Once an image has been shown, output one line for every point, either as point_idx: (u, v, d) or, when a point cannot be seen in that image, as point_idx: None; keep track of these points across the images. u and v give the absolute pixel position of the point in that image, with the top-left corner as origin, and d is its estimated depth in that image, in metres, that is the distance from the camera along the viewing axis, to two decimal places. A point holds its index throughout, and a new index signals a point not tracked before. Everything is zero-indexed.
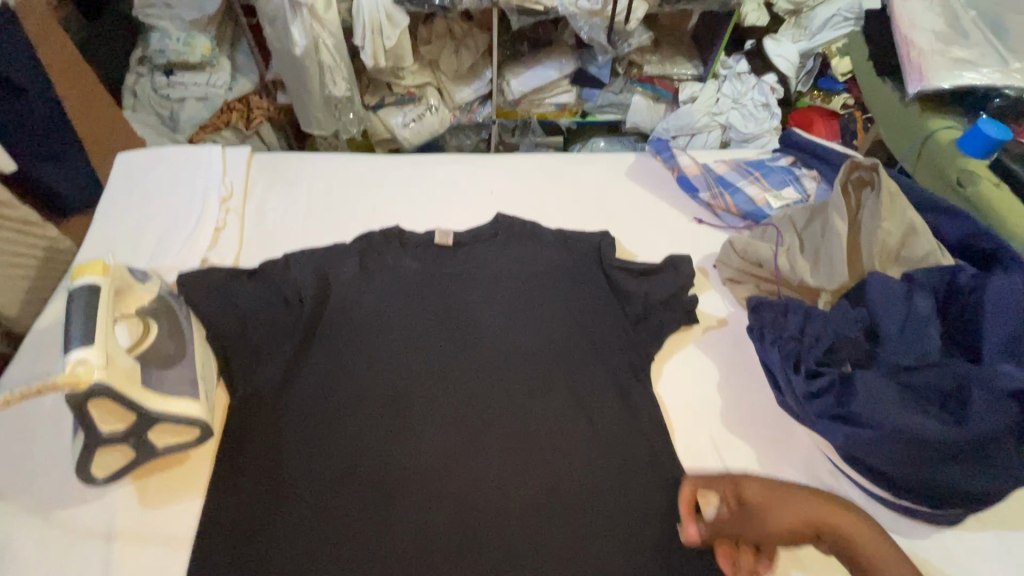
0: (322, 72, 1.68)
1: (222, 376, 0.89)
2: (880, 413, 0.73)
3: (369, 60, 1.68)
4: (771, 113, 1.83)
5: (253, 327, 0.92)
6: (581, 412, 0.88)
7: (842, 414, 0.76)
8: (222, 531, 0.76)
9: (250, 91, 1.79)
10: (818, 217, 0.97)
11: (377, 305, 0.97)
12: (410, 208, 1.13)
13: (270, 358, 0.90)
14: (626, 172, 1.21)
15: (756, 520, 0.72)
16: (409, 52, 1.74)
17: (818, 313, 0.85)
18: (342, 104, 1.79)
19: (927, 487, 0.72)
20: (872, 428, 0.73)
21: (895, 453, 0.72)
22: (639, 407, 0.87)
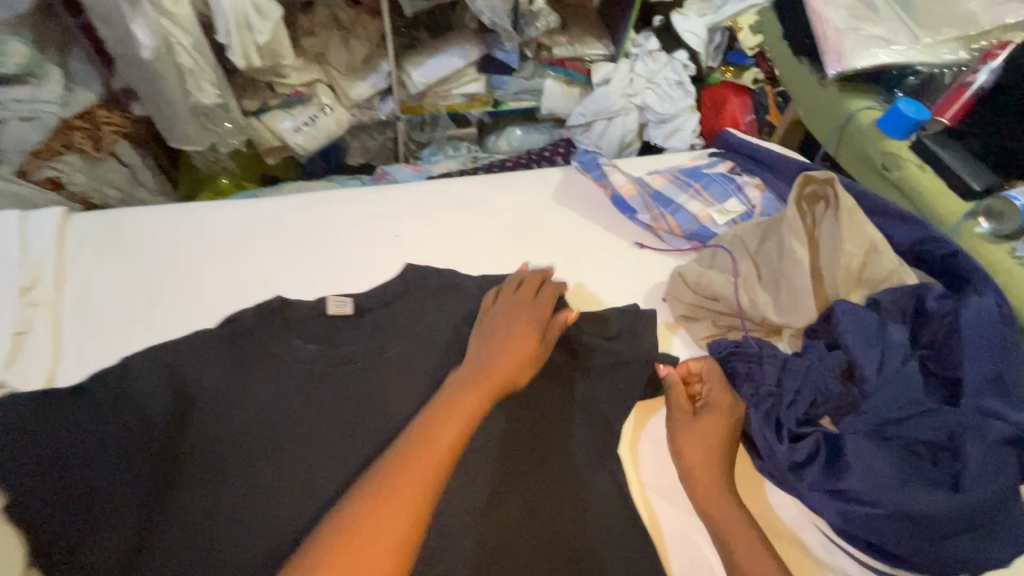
0: (182, 77, 1.30)
1: (37, 550, 0.62)
2: (878, 490, 0.64)
3: (239, 61, 1.36)
4: (686, 92, 1.72)
5: (80, 474, 0.66)
6: (537, 521, 0.69)
7: (835, 487, 0.67)
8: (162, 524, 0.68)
9: (95, 105, 1.31)
10: (773, 236, 0.85)
11: (262, 411, 0.75)
12: (293, 269, 0.90)
13: (115, 513, 0.65)
14: (552, 195, 1.04)
15: (704, 443, 0.73)
16: (287, 49, 1.43)
17: (796, 363, 0.75)
18: (217, 111, 1.42)
19: (932, 562, 0.64)
20: (872, 507, 0.64)
21: (896, 532, 0.64)
22: (602, 500, 0.71)
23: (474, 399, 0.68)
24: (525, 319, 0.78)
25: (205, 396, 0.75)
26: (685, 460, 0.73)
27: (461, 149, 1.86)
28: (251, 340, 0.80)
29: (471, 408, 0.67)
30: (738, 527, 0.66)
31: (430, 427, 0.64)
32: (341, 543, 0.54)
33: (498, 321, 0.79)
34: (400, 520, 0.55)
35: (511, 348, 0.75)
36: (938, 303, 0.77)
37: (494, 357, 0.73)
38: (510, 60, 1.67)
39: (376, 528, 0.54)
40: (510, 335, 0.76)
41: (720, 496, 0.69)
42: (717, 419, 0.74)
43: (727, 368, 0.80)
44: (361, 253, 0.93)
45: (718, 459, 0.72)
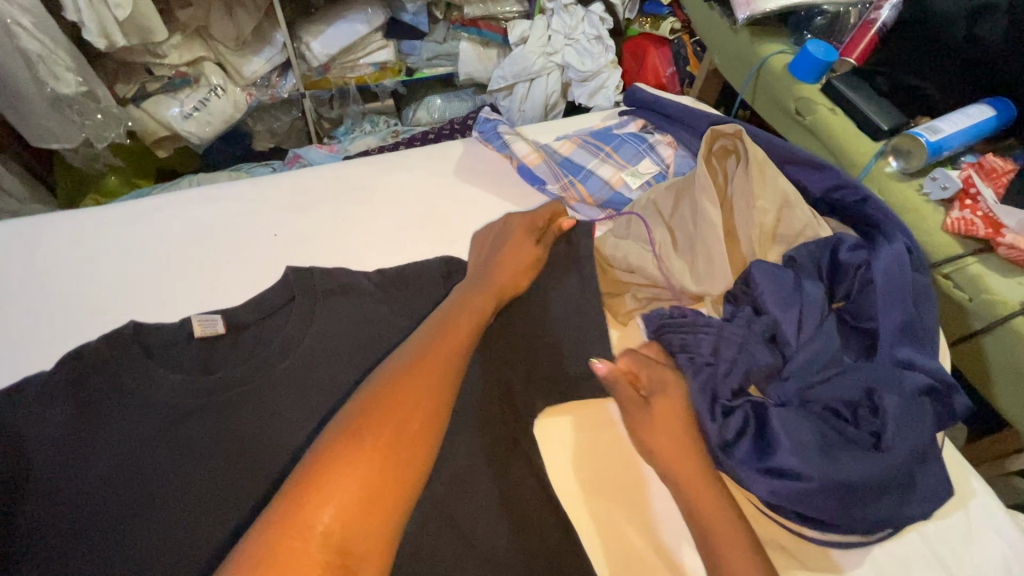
0: (29, 63, 1.09)
1: None
2: (806, 463, 0.61)
3: (99, 42, 1.15)
4: (606, 46, 1.59)
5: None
6: (451, 526, 0.62)
7: (764, 463, 0.63)
8: (50, 541, 0.60)
9: None
10: (685, 198, 0.82)
11: (114, 464, 0.64)
12: (151, 285, 0.78)
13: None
14: (455, 169, 0.95)
15: (668, 424, 0.66)
16: (159, 22, 1.22)
17: (732, 330, 0.70)
18: (82, 100, 1.20)
19: (863, 525, 0.62)
20: (804, 481, 0.61)
21: (821, 499, 0.61)
22: (518, 500, 0.65)
23: (481, 306, 0.70)
24: (516, 236, 0.80)
25: (41, 455, 0.63)
26: (651, 448, 0.66)
27: (379, 125, 1.70)
28: (105, 377, 0.67)
29: (478, 311, 0.69)
30: (706, 502, 0.60)
31: (445, 329, 0.65)
32: (376, 416, 0.54)
33: (487, 244, 0.81)
34: (429, 392, 0.57)
35: (508, 260, 0.77)
36: (850, 254, 0.74)
37: (495, 269, 0.76)
38: (418, 23, 1.53)
39: (411, 403, 0.56)
40: (504, 256, 0.78)
41: (698, 478, 0.62)
42: (670, 400, 0.67)
43: (663, 341, 0.74)
44: (241, 258, 0.82)
45: (682, 445, 0.65)
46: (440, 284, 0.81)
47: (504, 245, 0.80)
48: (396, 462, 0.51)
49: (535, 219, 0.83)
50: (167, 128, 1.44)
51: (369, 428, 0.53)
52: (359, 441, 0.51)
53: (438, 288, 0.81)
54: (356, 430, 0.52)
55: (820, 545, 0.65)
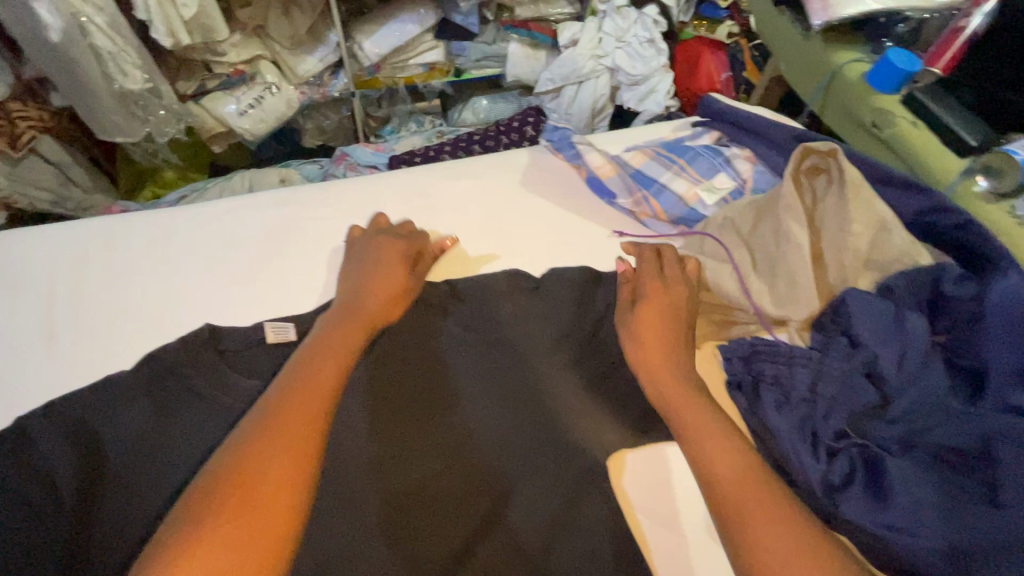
0: (100, 59, 1.11)
1: None
2: (919, 520, 0.55)
3: (165, 40, 1.18)
4: (658, 50, 1.55)
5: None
6: (518, 550, 0.63)
7: (880, 517, 0.56)
8: (121, 547, 0.59)
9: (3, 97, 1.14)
10: (767, 219, 0.77)
11: (182, 476, 0.62)
12: (228, 294, 0.77)
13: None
14: (522, 178, 0.93)
15: (659, 322, 0.68)
16: (222, 21, 1.24)
17: (832, 364, 0.66)
18: (147, 96, 1.23)
19: None
20: (924, 538, 0.54)
21: (939, 564, 0.53)
22: (581, 535, 0.63)
23: (353, 340, 0.67)
24: (387, 252, 0.78)
25: (118, 459, 0.63)
26: (639, 341, 0.67)
27: (425, 125, 1.69)
28: (178, 377, 0.68)
29: (345, 349, 0.65)
30: (700, 423, 0.55)
31: (309, 369, 0.61)
32: (229, 486, 0.49)
33: (360, 257, 0.78)
34: (286, 448, 0.52)
35: (379, 285, 0.74)
36: (956, 285, 0.68)
37: (365, 294, 0.73)
38: (467, 24, 1.51)
39: (265, 461, 0.50)
40: (374, 280, 0.75)
41: (681, 379, 0.61)
42: (657, 298, 0.70)
43: (752, 369, 0.70)
44: (308, 267, 0.81)
45: (671, 343, 0.66)
46: (501, 295, 0.79)
47: (376, 266, 0.76)
48: (265, 512, 0.48)
49: (418, 245, 0.81)
50: (222, 123, 1.46)
51: (214, 496, 0.48)
52: (216, 502, 0.48)
53: (500, 299, 0.79)
54: (209, 497, 0.48)
55: None
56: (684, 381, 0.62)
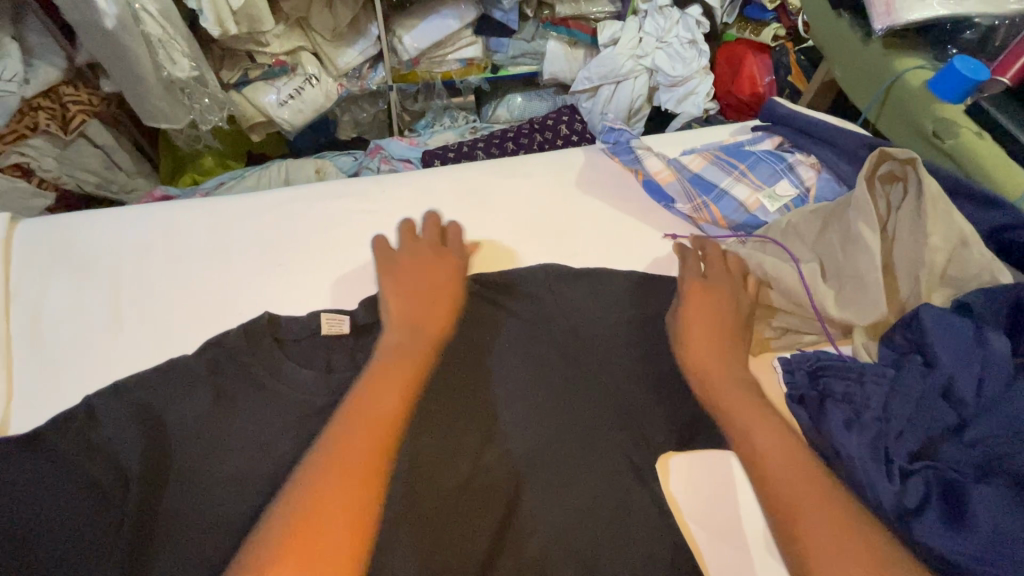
0: (151, 47, 1.13)
1: None
2: (1010, 555, 0.50)
3: (213, 29, 1.19)
4: (697, 51, 1.52)
5: (49, 529, 0.57)
6: (573, 555, 0.61)
7: (965, 548, 0.52)
8: (180, 535, 0.60)
9: (58, 82, 1.16)
10: (836, 225, 0.75)
11: (244, 468, 0.63)
12: (287, 283, 0.78)
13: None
14: (577, 180, 0.91)
15: (702, 318, 0.72)
16: (268, 12, 1.25)
17: (908, 383, 0.63)
18: (194, 85, 1.24)
19: None
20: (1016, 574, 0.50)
21: None
22: (637, 545, 0.62)
23: (413, 361, 0.65)
24: (436, 271, 0.76)
25: (180, 446, 0.63)
26: (687, 342, 0.71)
27: (459, 120, 1.71)
28: (238, 366, 0.68)
29: (408, 373, 0.63)
30: (764, 431, 0.59)
31: (362, 394, 0.60)
32: (292, 537, 0.48)
33: (401, 271, 0.75)
34: (351, 494, 0.51)
35: (429, 305, 0.72)
36: None
37: (419, 296, 0.72)
38: (508, 20, 1.49)
39: (326, 515, 0.50)
40: (425, 297, 0.72)
41: (736, 386, 0.66)
42: (700, 296, 0.74)
43: (818, 383, 0.68)
44: (362, 259, 0.81)
45: (716, 341, 0.71)
46: (548, 297, 0.78)
47: (425, 284, 0.74)
48: (334, 554, 0.48)
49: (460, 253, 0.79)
50: (264, 114, 1.48)
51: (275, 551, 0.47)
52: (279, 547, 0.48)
53: (548, 301, 0.78)
54: (271, 548, 0.48)
55: None
56: (737, 379, 0.67)
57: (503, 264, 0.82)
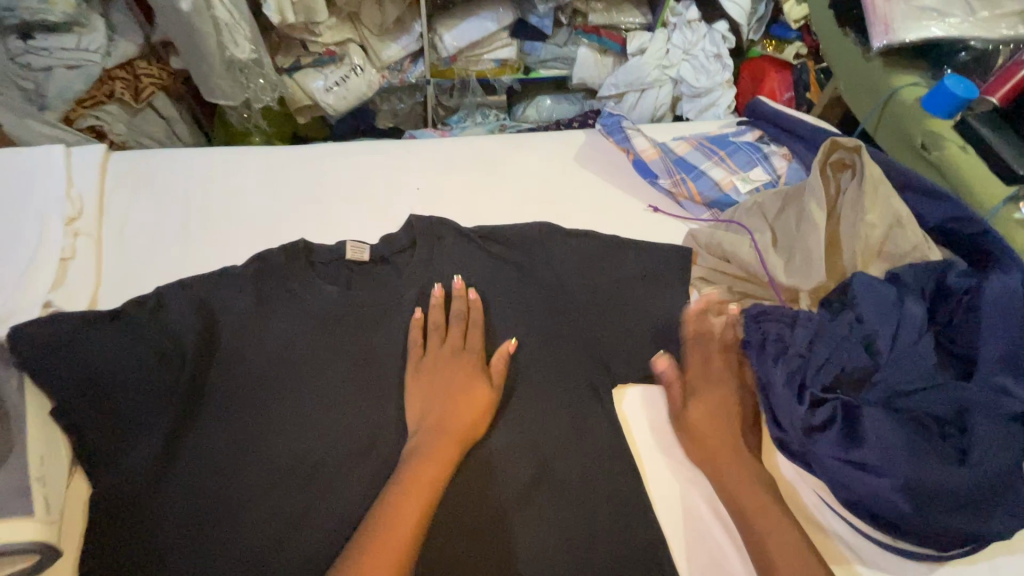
0: (220, 30, 1.31)
1: (82, 453, 0.69)
2: (889, 460, 0.64)
3: (274, 17, 1.36)
4: (721, 66, 1.63)
5: (113, 392, 0.71)
6: (532, 450, 0.74)
7: (849, 455, 0.66)
8: (222, 399, 0.75)
9: (135, 55, 1.33)
10: (793, 205, 0.85)
11: (275, 357, 0.78)
12: (317, 213, 0.93)
13: (139, 432, 0.71)
14: (576, 156, 1.04)
15: (710, 410, 0.76)
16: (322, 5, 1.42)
17: (829, 329, 0.73)
18: (250, 66, 1.42)
19: (936, 534, 0.64)
20: (886, 478, 0.64)
21: (899, 500, 0.63)
22: (581, 445, 0.75)
23: (401, 537, 0.62)
24: (462, 375, 0.77)
25: (229, 330, 0.79)
26: (695, 430, 0.75)
27: (489, 117, 1.83)
28: (277, 278, 0.83)
29: (431, 480, 0.68)
30: (775, 525, 0.66)
31: (382, 529, 0.63)
32: None
33: (427, 382, 0.77)
34: None
35: (457, 415, 0.74)
36: (959, 280, 0.74)
37: (451, 377, 0.77)
38: (542, 26, 1.64)
39: None
40: (455, 406, 0.74)
41: (750, 483, 0.70)
42: (715, 393, 0.77)
43: (759, 330, 0.77)
44: (385, 203, 0.96)
45: (729, 436, 0.74)
46: (542, 248, 0.89)
47: (447, 390, 0.76)
48: None
49: (473, 314, 0.82)
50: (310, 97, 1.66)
51: None
52: None
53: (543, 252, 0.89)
54: None
55: (874, 544, 0.69)
56: (747, 473, 0.71)
57: (505, 220, 0.95)
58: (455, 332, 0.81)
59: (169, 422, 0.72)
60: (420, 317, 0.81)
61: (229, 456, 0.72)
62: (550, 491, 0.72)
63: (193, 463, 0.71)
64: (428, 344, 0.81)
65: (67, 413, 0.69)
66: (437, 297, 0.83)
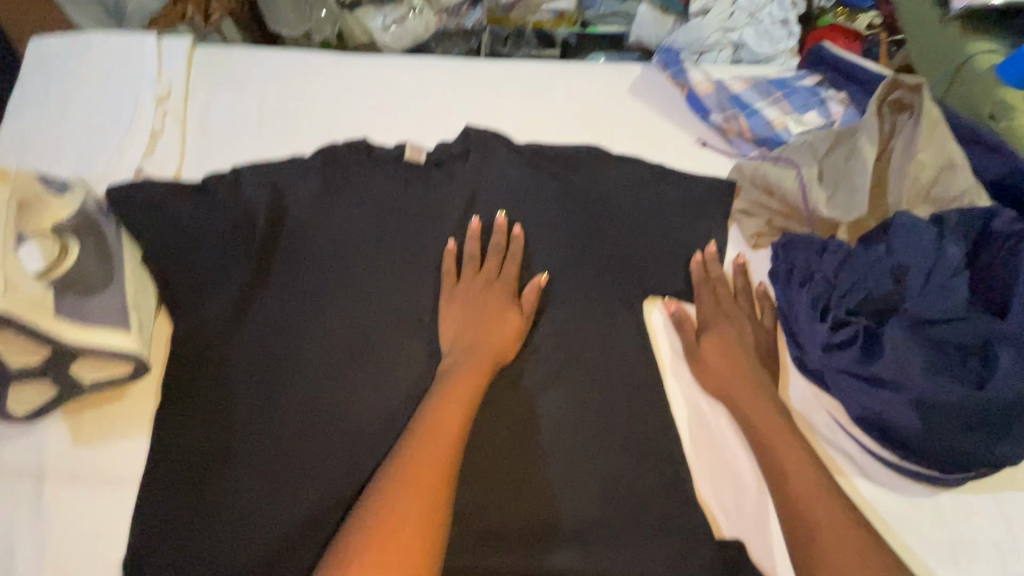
0: None
1: (166, 300, 0.79)
2: (904, 373, 0.68)
3: None
4: (790, 33, 1.26)
5: (194, 252, 0.80)
6: (562, 347, 0.80)
7: (864, 371, 0.70)
8: (284, 273, 0.82)
9: None
10: (844, 144, 0.85)
11: (335, 239, 0.84)
12: (378, 117, 0.98)
13: (216, 288, 0.79)
14: (631, 88, 1.06)
15: (723, 342, 0.78)
16: None
17: (859, 258, 0.75)
18: None
19: (944, 454, 0.68)
20: (899, 392, 0.68)
21: (908, 413, 0.68)
22: (608, 348, 0.79)
23: (451, 428, 0.67)
24: (494, 301, 0.80)
25: (294, 210, 0.85)
26: (706, 362, 0.77)
27: None
28: (340, 170, 0.88)
29: (476, 381, 0.72)
30: (785, 445, 0.68)
31: (433, 418, 0.68)
32: (376, 538, 0.57)
33: (458, 307, 0.80)
34: (427, 492, 0.60)
35: (488, 341, 0.77)
36: (1006, 225, 0.74)
37: (475, 315, 0.79)
38: None
39: (404, 515, 0.58)
40: (485, 331, 0.77)
41: (761, 407, 0.72)
42: (727, 328, 0.79)
43: (788, 258, 0.79)
44: (443, 114, 1.00)
45: (740, 366, 0.76)
46: (589, 166, 0.92)
47: (478, 316, 0.79)
48: (408, 547, 0.56)
49: (513, 247, 0.84)
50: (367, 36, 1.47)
51: (363, 546, 0.56)
52: (367, 553, 0.55)
53: (590, 170, 0.92)
54: (362, 541, 0.57)
55: (880, 462, 0.73)
56: (759, 398, 0.73)
57: (556, 142, 0.98)
58: (490, 262, 0.83)
59: (240, 281, 0.80)
60: (454, 248, 0.84)
61: (288, 319, 0.79)
62: (575, 382, 0.77)
63: (257, 322, 0.78)
64: (461, 273, 0.83)
65: (154, 264, 0.78)
66: (472, 230, 0.84)
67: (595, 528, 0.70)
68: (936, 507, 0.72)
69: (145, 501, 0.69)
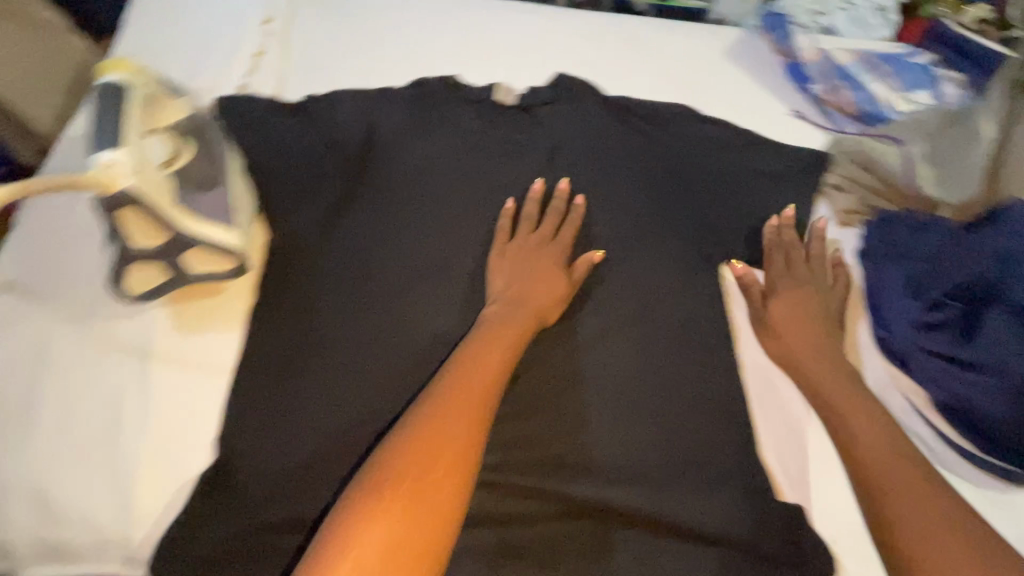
0: None
1: (260, 207, 0.82)
2: (998, 355, 0.67)
3: None
4: (888, 20, 1.01)
5: (290, 166, 0.83)
6: (637, 297, 0.78)
7: (955, 350, 0.70)
8: (368, 194, 0.82)
9: None
10: (957, 130, 0.85)
11: (420, 166, 0.84)
12: (470, 57, 0.98)
13: (306, 202, 0.82)
14: (726, 52, 1.03)
15: (797, 310, 0.76)
16: None
17: (964, 241, 0.74)
18: None
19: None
20: (993, 374, 0.67)
21: (999, 395, 0.67)
22: (683, 303, 0.78)
23: (491, 371, 0.65)
24: (545, 266, 0.78)
25: (383, 135, 0.86)
26: (777, 328, 0.77)
27: None
28: (431, 103, 0.89)
29: (528, 324, 0.73)
30: (862, 412, 0.67)
31: (474, 357, 0.66)
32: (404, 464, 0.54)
33: (509, 262, 0.78)
34: (464, 426, 0.58)
35: (537, 291, 0.75)
36: None
37: (524, 279, 0.76)
38: None
39: (436, 445, 0.55)
40: (537, 289, 0.75)
41: (832, 377, 0.71)
42: (800, 294, 0.77)
43: (885, 237, 0.79)
44: (535, 61, 0.99)
45: (812, 334, 0.75)
46: (678, 125, 0.90)
47: (530, 275, 0.77)
48: (437, 479, 0.53)
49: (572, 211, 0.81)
50: None
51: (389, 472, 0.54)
52: (394, 477, 0.53)
53: (679, 129, 0.90)
54: (388, 466, 0.54)
55: (955, 451, 0.71)
56: (834, 368, 0.72)
57: (647, 97, 0.96)
58: (548, 224, 0.80)
59: (330, 198, 0.83)
60: (511, 208, 0.81)
61: (370, 237, 0.80)
62: (647, 333, 0.77)
63: (342, 237, 0.80)
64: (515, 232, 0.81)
65: (255, 173, 0.82)
66: (534, 192, 0.81)
67: (653, 473, 0.71)
68: (1012, 502, 0.69)
69: (235, 388, 0.74)
